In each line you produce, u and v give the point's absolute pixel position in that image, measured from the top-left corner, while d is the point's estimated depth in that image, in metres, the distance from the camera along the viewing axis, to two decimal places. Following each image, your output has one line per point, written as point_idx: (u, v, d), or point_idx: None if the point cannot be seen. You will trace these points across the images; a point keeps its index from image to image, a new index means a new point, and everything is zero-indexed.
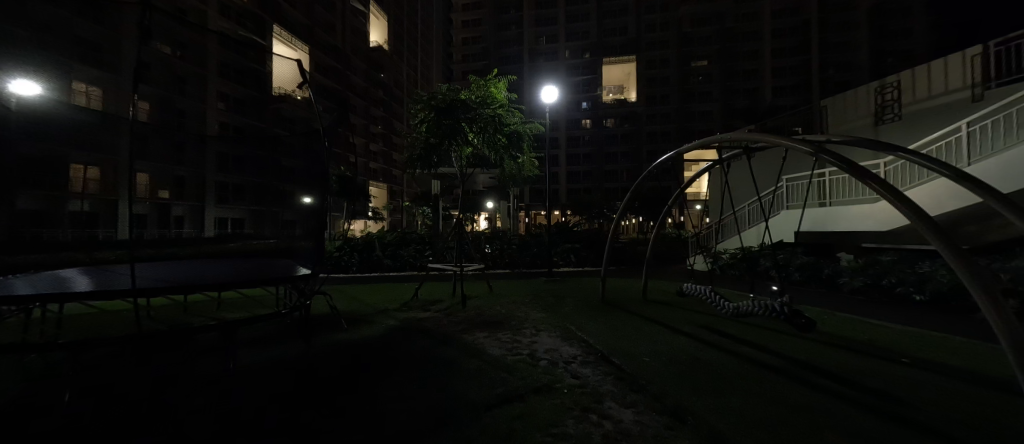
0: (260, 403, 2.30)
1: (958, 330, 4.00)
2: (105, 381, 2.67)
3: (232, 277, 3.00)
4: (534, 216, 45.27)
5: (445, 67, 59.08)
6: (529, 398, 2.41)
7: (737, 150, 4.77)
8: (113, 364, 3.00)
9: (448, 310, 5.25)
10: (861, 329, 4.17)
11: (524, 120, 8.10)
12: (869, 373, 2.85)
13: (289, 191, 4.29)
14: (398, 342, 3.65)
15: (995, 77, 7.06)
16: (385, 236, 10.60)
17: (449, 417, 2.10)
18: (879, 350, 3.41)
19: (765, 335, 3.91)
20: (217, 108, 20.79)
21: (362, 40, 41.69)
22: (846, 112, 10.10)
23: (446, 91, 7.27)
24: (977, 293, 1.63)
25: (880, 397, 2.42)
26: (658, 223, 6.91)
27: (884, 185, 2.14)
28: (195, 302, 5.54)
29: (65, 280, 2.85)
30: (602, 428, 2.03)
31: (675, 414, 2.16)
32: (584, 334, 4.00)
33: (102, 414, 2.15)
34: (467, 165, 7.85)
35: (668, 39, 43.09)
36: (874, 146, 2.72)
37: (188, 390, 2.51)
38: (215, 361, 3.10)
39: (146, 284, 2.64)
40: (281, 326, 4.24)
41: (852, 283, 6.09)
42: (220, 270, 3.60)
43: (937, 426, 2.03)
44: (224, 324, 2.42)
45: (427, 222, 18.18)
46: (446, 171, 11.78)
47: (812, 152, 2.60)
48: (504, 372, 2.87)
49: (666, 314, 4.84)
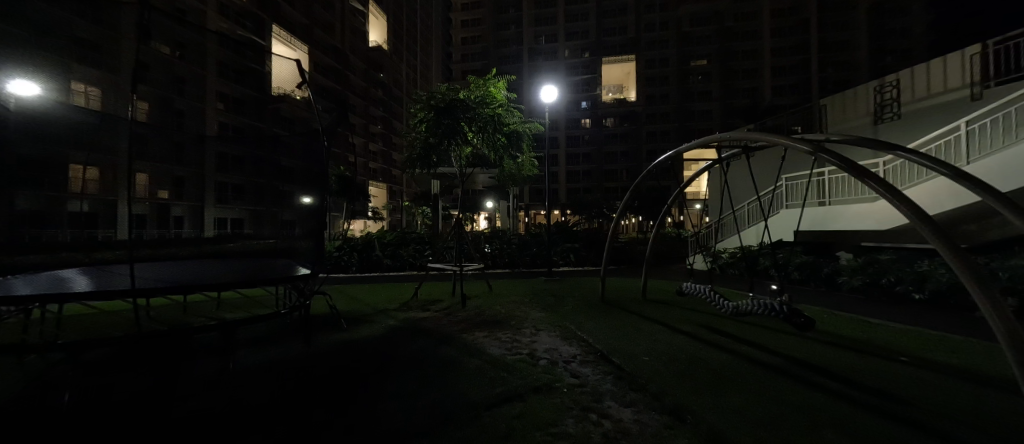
0: (260, 403, 2.30)
1: (958, 329, 4.00)
2: (104, 381, 2.67)
3: (231, 278, 3.00)
4: (535, 216, 45.25)
5: (444, 67, 59.05)
6: (529, 397, 2.41)
7: (736, 149, 4.77)
8: (113, 364, 3.00)
9: (448, 309, 5.25)
10: (860, 328, 4.18)
11: (523, 119, 8.10)
12: (868, 372, 2.85)
13: (288, 191, 4.29)
14: (397, 342, 3.65)
15: (994, 75, 7.06)
16: (385, 236, 10.60)
17: (449, 416, 2.11)
18: (878, 349, 3.42)
19: (764, 334, 3.91)
20: (216, 108, 20.79)
21: (361, 39, 41.66)
22: (845, 111, 10.10)
23: (445, 91, 7.26)
24: (975, 291, 1.64)
25: (880, 396, 2.42)
26: (657, 223, 6.88)
27: (884, 184, 2.14)
28: (195, 302, 5.53)
29: (65, 280, 2.85)
30: (602, 427, 2.03)
31: (675, 412, 2.17)
32: (584, 333, 4.00)
33: (102, 415, 2.15)
34: (466, 165, 7.85)
35: (667, 38, 43.07)
36: (873, 145, 2.72)
37: (188, 390, 2.51)
38: (214, 361, 3.10)
39: (145, 284, 2.64)
40: (280, 326, 4.24)
41: (851, 282, 6.10)
42: (219, 270, 3.60)
43: (936, 424, 2.03)
44: (224, 324, 2.42)
45: (427, 221, 18.18)
46: (445, 170, 11.76)
47: (812, 151, 2.60)
48: (503, 372, 2.87)
49: (666, 314, 4.83)
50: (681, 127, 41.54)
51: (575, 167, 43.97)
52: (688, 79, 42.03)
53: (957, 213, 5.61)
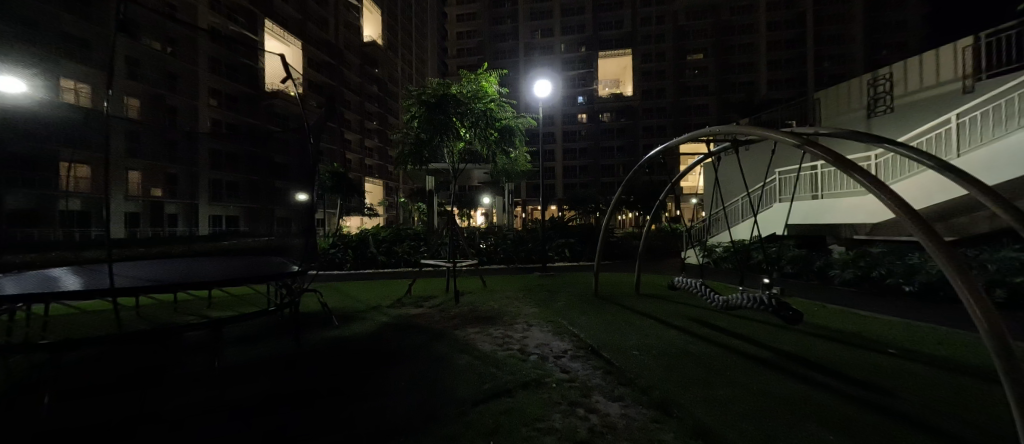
0: (247, 400, 2.31)
1: (943, 320, 4.06)
2: (90, 379, 2.67)
3: (219, 275, 2.99)
4: (532, 212, 45.24)
5: (441, 61, 58.39)
6: (517, 392, 2.42)
7: (728, 142, 4.70)
8: (98, 363, 2.99)
9: (440, 305, 5.25)
10: (850, 321, 4.18)
11: (516, 113, 7.96)
12: (852, 364, 2.87)
13: (278, 187, 4.24)
14: (389, 339, 3.65)
15: (986, 68, 7.04)
16: (380, 233, 10.56)
17: (434, 413, 2.10)
18: (867, 341, 3.43)
19: (756, 328, 3.90)
20: (208, 104, 20.51)
21: (356, 34, 41.20)
22: (839, 104, 10.08)
23: (435, 85, 7.15)
24: (957, 282, 1.66)
25: (867, 388, 2.44)
26: (650, 218, 6.73)
27: (872, 179, 2.14)
28: (184, 301, 5.49)
29: (55, 278, 2.88)
30: (588, 421, 2.04)
31: (661, 406, 2.18)
32: (575, 328, 4.00)
33: (83, 415, 2.13)
34: (459, 161, 7.81)
35: (665, 31, 42.74)
36: (862, 138, 2.69)
37: (177, 389, 2.49)
38: (200, 360, 3.07)
39: (131, 283, 2.64)
40: (271, 324, 4.22)
41: (842, 276, 6.14)
42: (208, 268, 3.57)
43: (915, 414, 2.08)
44: (212, 322, 2.40)
45: (421, 218, 18.10)
46: (438, 167, 11.65)
47: (799, 144, 2.55)
48: (492, 368, 2.87)
49: (657, 308, 4.85)
50: (678, 121, 41.52)
51: (572, 162, 43.98)
52: (685, 73, 41.84)
53: (946, 207, 5.67)
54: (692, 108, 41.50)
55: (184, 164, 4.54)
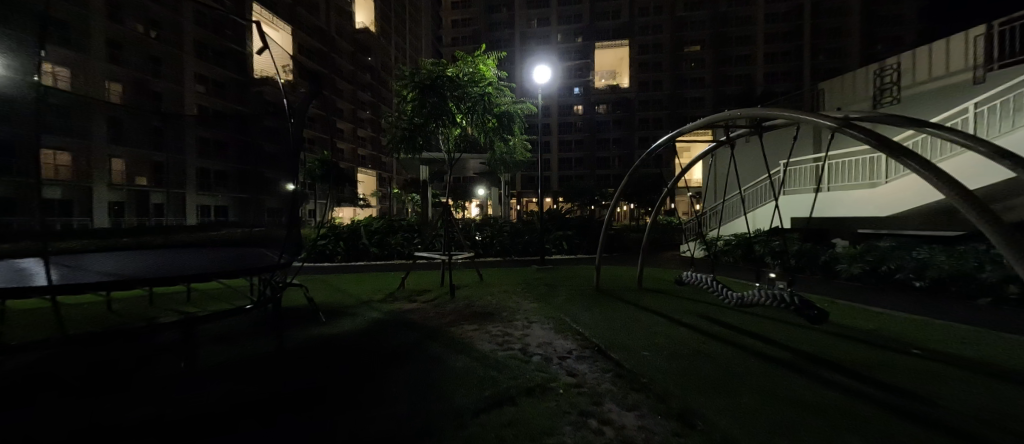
0: (214, 411, 2.03)
1: (962, 318, 3.89)
2: (44, 384, 2.39)
3: (200, 269, 2.71)
4: (526, 204, 44.84)
5: (435, 51, 57.53)
6: (521, 400, 2.18)
7: (746, 129, 4.40)
8: (56, 366, 2.70)
9: (435, 301, 4.98)
10: (871, 320, 3.96)
11: (514, 99, 7.62)
12: (878, 367, 2.68)
13: (264, 175, 3.92)
14: (380, 337, 3.40)
15: (998, 57, 6.83)
16: (372, 224, 10.23)
17: (429, 426, 1.85)
18: (889, 342, 3.23)
19: (770, 326, 3.71)
20: (195, 91, 19.65)
21: (349, 21, 40.28)
22: (845, 94, 9.88)
23: (430, 67, 6.81)
24: None
25: (899, 393, 2.25)
26: (653, 211, 6.46)
27: (926, 163, 1.91)
28: (162, 295, 5.18)
29: (24, 270, 2.59)
30: (602, 436, 1.81)
31: (681, 417, 1.96)
32: (579, 326, 3.77)
33: (27, 427, 1.85)
34: (455, 149, 7.50)
35: (662, 23, 42.40)
36: (903, 122, 2.45)
37: (135, 398, 2.20)
38: (171, 363, 2.81)
39: (102, 277, 2.35)
40: (252, 322, 3.94)
41: (850, 270, 5.95)
42: (184, 261, 3.27)
43: (954, 424, 1.89)
44: (182, 322, 2.12)
45: (415, 210, 17.81)
46: (433, 156, 11.36)
47: (837, 128, 2.34)
48: (492, 371, 2.63)
49: (663, 304, 4.64)
50: (675, 114, 41.26)
51: (568, 154, 43.66)
52: (682, 65, 41.59)
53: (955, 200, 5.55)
54: (688, 101, 41.30)
55: (170, 152, 4.32)
